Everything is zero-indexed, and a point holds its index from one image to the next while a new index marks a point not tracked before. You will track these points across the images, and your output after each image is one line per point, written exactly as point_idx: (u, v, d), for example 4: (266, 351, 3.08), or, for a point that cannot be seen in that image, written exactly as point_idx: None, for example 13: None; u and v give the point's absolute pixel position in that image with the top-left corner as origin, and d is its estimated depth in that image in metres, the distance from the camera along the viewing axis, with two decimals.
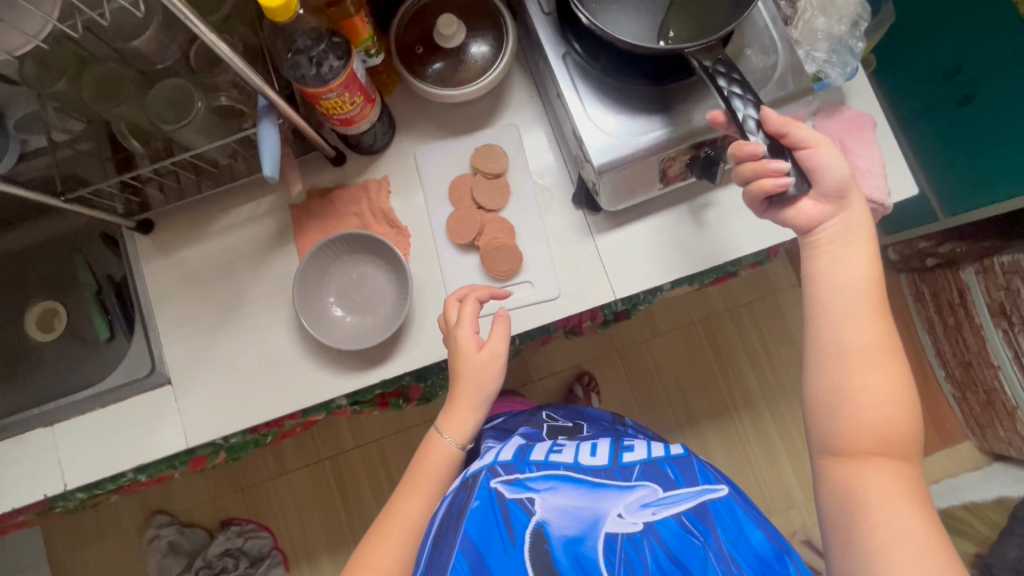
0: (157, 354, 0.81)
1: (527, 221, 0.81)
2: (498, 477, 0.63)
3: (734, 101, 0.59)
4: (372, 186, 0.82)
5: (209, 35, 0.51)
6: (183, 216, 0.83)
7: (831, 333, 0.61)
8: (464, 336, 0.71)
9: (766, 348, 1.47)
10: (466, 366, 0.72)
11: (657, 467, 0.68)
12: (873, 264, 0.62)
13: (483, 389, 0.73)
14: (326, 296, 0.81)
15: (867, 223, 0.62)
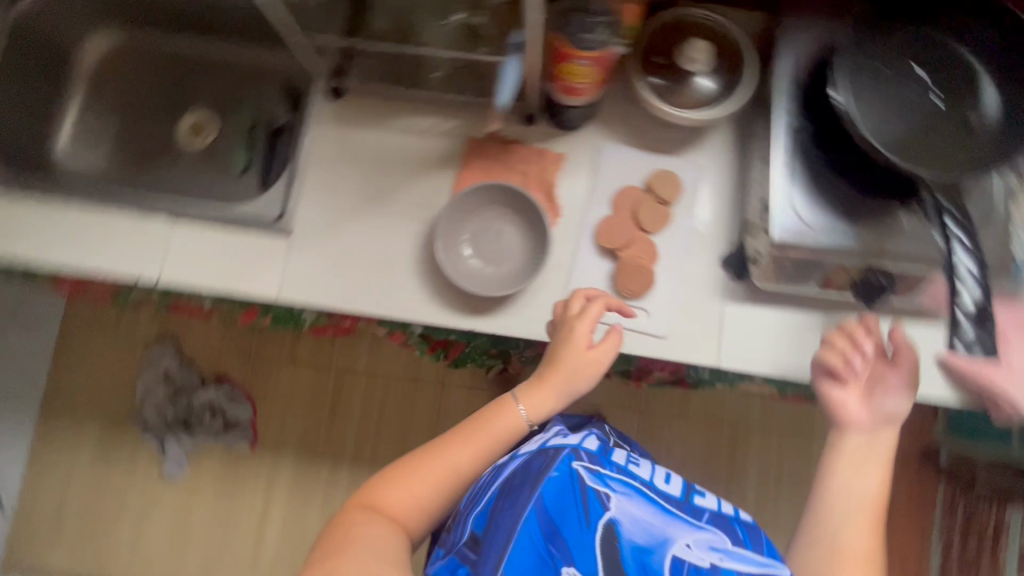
0: (289, 206, 0.84)
1: (672, 257, 0.80)
2: (581, 461, 0.63)
3: (957, 249, 0.61)
4: (549, 156, 0.83)
5: None
6: (372, 100, 0.86)
7: (836, 526, 0.68)
8: (581, 333, 0.74)
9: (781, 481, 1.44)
10: (572, 360, 0.75)
11: (727, 522, 0.62)
12: (881, 489, 0.70)
13: (577, 386, 0.76)
14: (462, 232, 0.82)
15: (887, 453, 0.72)
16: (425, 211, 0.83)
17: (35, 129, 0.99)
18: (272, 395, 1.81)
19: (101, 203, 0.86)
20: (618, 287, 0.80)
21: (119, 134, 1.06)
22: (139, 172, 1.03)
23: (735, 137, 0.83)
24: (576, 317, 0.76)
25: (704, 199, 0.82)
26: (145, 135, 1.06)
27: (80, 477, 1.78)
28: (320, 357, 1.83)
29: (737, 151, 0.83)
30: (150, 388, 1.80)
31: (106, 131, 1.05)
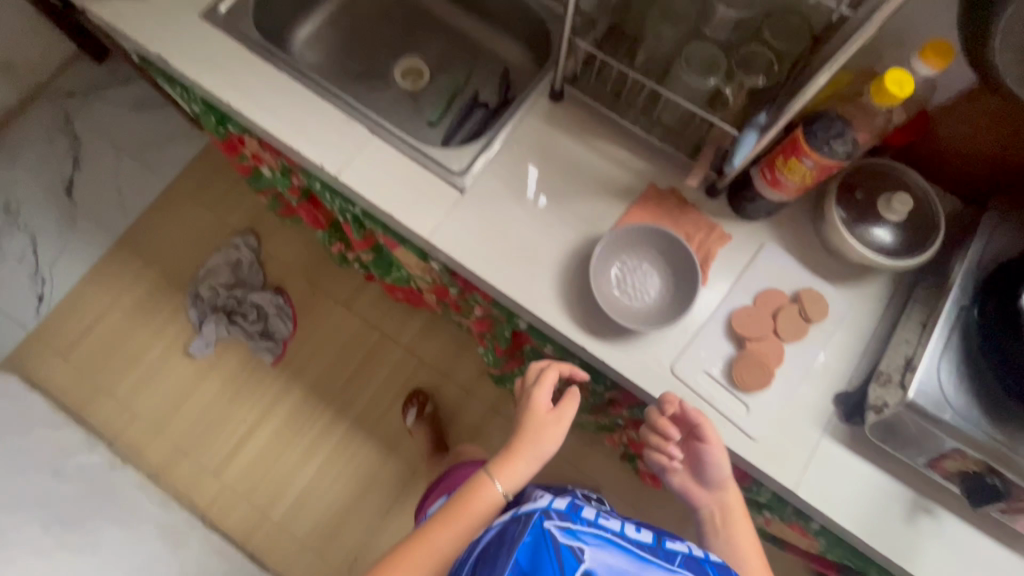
0: (475, 169, 0.90)
1: (792, 370, 0.81)
2: (551, 520, 0.62)
3: None
4: (717, 231, 0.87)
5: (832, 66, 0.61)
6: (584, 115, 0.93)
7: None
8: (540, 396, 0.84)
9: None
10: (534, 421, 0.83)
11: (699, 563, 0.63)
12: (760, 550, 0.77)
13: (544, 445, 0.83)
14: (614, 260, 0.85)
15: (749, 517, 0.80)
16: (589, 226, 0.87)
17: (287, 12, 1.10)
18: (315, 326, 1.84)
19: (322, 93, 0.94)
20: (731, 374, 0.81)
21: (343, 48, 1.14)
22: (346, 86, 1.11)
23: (890, 293, 0.86)
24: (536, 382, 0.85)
25: (842, 335, 0.84)
26: (364, 58, 1.14)
27: (114, 316, 1.83)
28: (374, 312, 1.86)
29: (887, 306, 0.85)
30: (216, 268, 1.86)
31: (334, 40, 1.15)
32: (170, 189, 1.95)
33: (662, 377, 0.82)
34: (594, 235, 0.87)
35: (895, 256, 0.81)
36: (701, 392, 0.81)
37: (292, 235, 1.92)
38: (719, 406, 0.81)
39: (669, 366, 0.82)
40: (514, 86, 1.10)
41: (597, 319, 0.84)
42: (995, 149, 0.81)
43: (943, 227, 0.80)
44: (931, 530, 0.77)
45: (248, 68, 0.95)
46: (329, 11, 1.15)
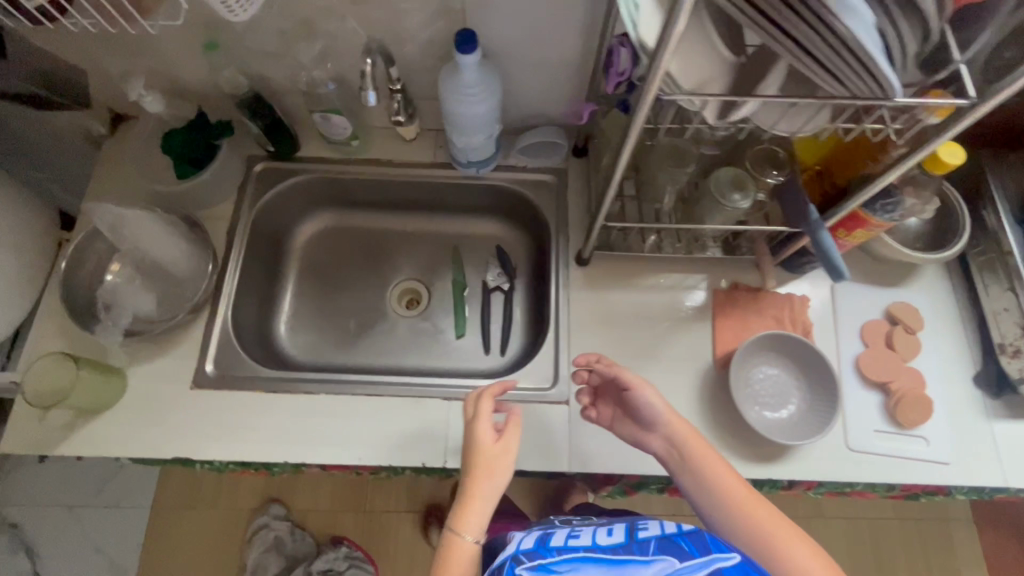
0: (563, 373, 0.87)
1: (932, 384, 0.85)
2: (521, 565, 0.53)
3: None
4: (795, 300, 0.89)
5: (892, 174, 0.64)
6: (617, 265, 0.93)
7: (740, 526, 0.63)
8: (478, 430, 0.69)
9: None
10: (475, 456, 0.68)
11: (672, 539, 0.54)
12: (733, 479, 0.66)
13: (494, 494, 0.67)
14: (745, 383, 0.85)
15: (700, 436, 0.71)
16: (696, 365, 0.87)
17: (258, 319, 0.99)
18: (393, 550, 1.67)
19: (370, 389, 0.86)
20: (895, 419, 0.84)
21: (328, 314, 1.05)
22: (356, 349, 1.03)
23: (948, 270, 0.92)
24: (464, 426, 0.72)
25: (943, 326, 0.89)
26: (354, 310, 1.06)
27: None
28: (443, 497, 1.73)
29: (955, 281, 0.91)
30: (259, 562, 1.62)
31: (314, 310, 1.05)
32: (155, 514, 1.68)
33: (846, 460, 0.82)
34: (704, 367, 0.87)
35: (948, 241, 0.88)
36: (885, 452, 0.82)
37: (312, 477, 1.74)
38: (904, 452, 0.83)
39: (844, 444, 0.83)
40: (512, 258, 1.08)
41: (760, 444, 0.83)
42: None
43: (965, 218, 0.86)
44: None
45: (280, 409, 0.84)
46: (290, 287, 1.06)
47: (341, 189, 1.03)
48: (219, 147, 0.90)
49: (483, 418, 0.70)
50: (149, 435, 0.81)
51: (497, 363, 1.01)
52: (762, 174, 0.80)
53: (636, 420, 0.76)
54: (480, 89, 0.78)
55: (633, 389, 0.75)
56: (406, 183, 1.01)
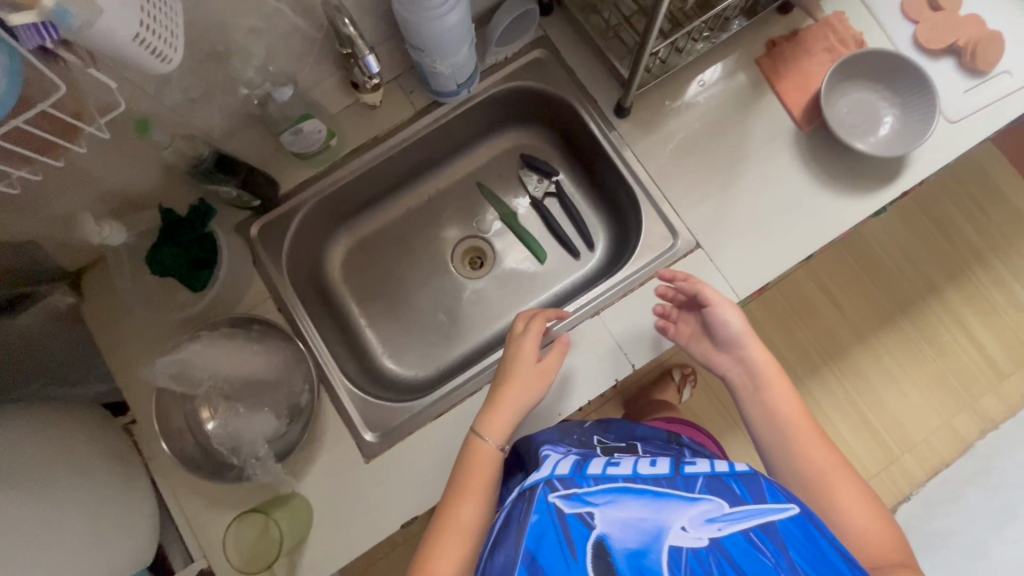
0: (677, 222, 0.82)
1: (990, 18, 0.84)
2: (556, 492, 0.58)
3: None
4: (832, 21, 0.85)
5: None
6: (656, 94, 0.85)
7: (798, 457, 0.70)
8: (524, 348, 0.74)
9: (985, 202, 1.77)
10: (516, 366, 0.74)
11: (722, 479, 0.61)
12: (798, 411, 0.73)
13: (525, 405, 0.73)
14: (840, 120, 0.83)
15: (775, 370, 0.74)
16: (783, 136, 0.83)
17: (359, 368, 0.91)
18: None
19: None
20: (975, 71, 0.83)
21: (413, 321, 0.97)
22: (463, 333, 0.97)
23: None
24: (509, 341, 0.77)
25: None
26: (434, 301, 0.98)
27: None
28: None
29: None
30: None
31: (398, 326, 0.97)
32: None
33: (956, 133, 0.82)
34: (791, 134, 0.83)
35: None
36: (982, 105, 0.82)
37: None
38: (997, 92, 0.83)
39: (945, 121, 0.82)
40: (542, 158, 0.99)
41: (880, 167, 0.81)
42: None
43: None
44: None
45: (458, 423, 0.79)
46: (361, 322, 0.97)
47: (345, 195, 0.91)
48: (213, 235, 0.76)
49: (528, 334, 0.76)
50: (364, 524, 0.76)
51: (595, 261, 0.97)
52: None
53: (711, 340, 0.78)
54: None
55: (714, 307, 0.75)
56: (405, 149, 0.89)
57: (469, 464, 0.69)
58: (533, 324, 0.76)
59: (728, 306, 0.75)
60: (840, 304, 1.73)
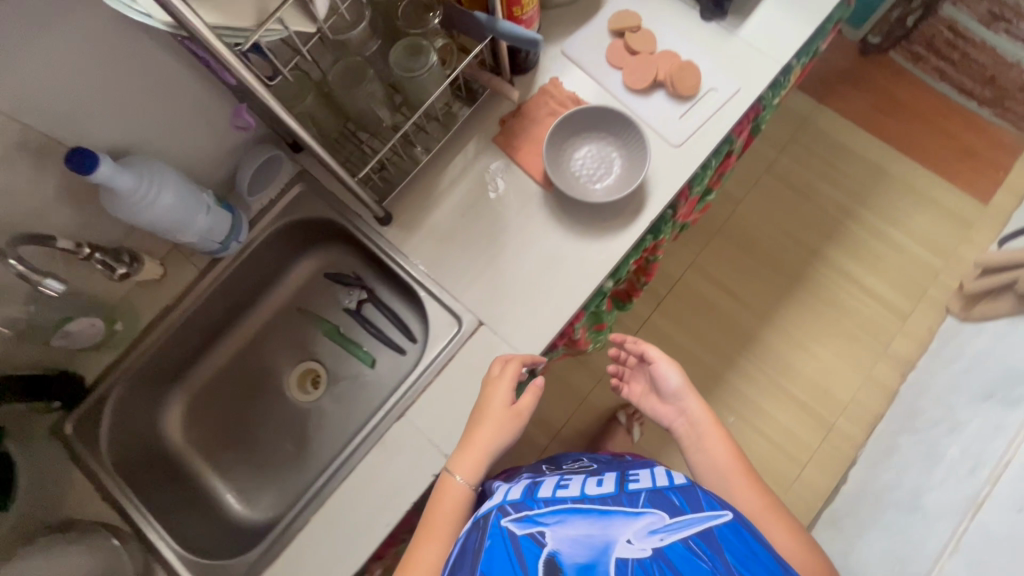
0: (457, 306, 0.87)
1: (682, 50, 0.93)
2: (508, 516, 0.61)
3: None
4: (549, 87, 0.93)
5: None
6: (411, 194, 0.91)
7: (732, 495, 0.80)
8: (497, 389, 0.76)
9: (832, 163, 1.95)
10: (485, 406, 0.77)
11: (662, 494, 0.65)
12: (730, 453, 0.83)
13: (495, 446, 0.75)
14: (574, 176, 0.91)
15: (710, 419, 0.86)
16: (533, 201, 0.90)
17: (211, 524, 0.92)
18: None
19: (343, 471, 0.83)
20: (682, 97, 0.91)
21: (264, 461, 0.99)
22: (312, 455, 0.98)
23: None
24: (484, 384, 0.79)
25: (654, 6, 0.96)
26: (280, 433, 1.00)
27: None
28: None
29: None
30: None
31: (250, 469, 0.98)
32: None
33: (683, 155, 0.90)
34: (540, 197, 0.90)
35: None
36: (697, 125, 0.90)
37: None
38: (706, 110, 0.91)
39: (670, 148, 0.90)
40: (348, 270, 1.04)
41: (623, 206, 0.88)
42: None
43: None
44: None
45: (295, 561, 0.80)
46: (212, 475, 0.98)
47: (156, 364, 0.94)
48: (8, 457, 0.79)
49: (500, 377, 0.78)
50: None
51: (418, 350, 1.00)
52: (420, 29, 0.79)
53: (658, 395, 0.92)
54: (148, 185, 0.72)
55: (654, 364, 0.91)
56: (204, 306, 0.94)
57: (434, 507, 0.72)
58: (510, 365, 0.78)
59: (665, 362, 0.90)
60: (734, 290, 1.86)
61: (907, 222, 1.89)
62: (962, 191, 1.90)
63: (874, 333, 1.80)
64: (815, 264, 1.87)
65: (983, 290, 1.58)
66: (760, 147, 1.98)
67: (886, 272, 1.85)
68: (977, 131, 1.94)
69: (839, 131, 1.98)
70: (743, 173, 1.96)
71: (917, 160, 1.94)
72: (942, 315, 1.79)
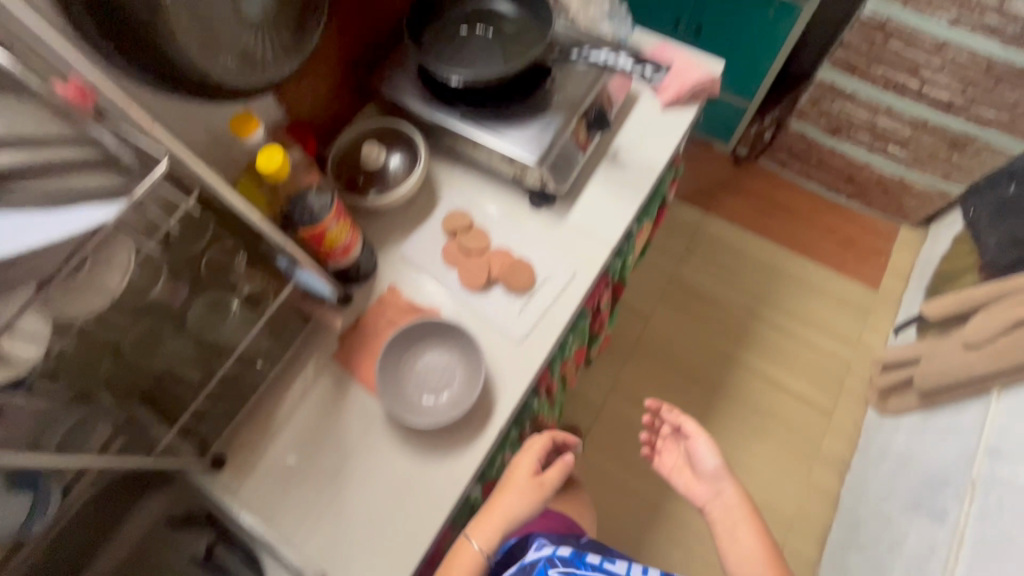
0: (297, 561, 0.77)
1: (515, 242, 0.95)
2: (556, 568, 0.78)
3: None
4: (387, 296, 0.92)
5: (254, 218, 0.65)
6: (245, 430, 0.84)
7: None
8: (523, 462, 0.85)
9: (729, 267, 2.02)
10: (511, 474, 0.86)
11: None
12: (762, 547, 0.83)
13: (512, 514, 0.82)
14: (412, 393, 0.86)
15: (744, 510, 0.88)
16: (376, 421, 0.84)
17: None
18: None
19: None
20: (520, 291, 0.91)
21: None
22: None
23: (447, 162, 1.03)
24: (516, 454, 0.88)
25: (485, 201, 0.99)
26: None
27: None
28: None
29: (457, 166, 1.02)
30: None
31: None
32: None
33: (527, 350, 0.88)
34: (384, 416, 0.84)
35: (499, 75, 0.88)
36: (538, 316, 0.90)
37: None
38: (545, 301, 0.91)
39: (514, 344, 0.88)
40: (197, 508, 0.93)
41: (471, 415, 0.83)
42: (337, 59, 0.95)
43: (416, 134, 0.97)
44: (631, 150, 1.02)
45: None
46: None
47: None
48: None
49: (528, 450, 0.87)
50: None
51: None
52: (225, 278, 0.78)
53: (696, 472, 0.95)
54: None
55: (691, 439, 0.96)
56: None
57: (451, 560, 0.81)
58: (538, 441, 0.88)
59: (704, 440, 0.94)
60: None
61: (809, 317, 1.94)
62: (853, 280, 1.98)
63: (803, 435, 1.78)
64: (733, 372, 1.87)
65: (889, 385, 1.58)
66: (659, 261, 2.05)
67: (800, 369, 1.86)
68: (852, 221, 2.08)
69: (728, 237, 2.07)
70: (647, 288, 2.00)
71: (805, 255, 2.04)
72: (863, 407, 1.79)
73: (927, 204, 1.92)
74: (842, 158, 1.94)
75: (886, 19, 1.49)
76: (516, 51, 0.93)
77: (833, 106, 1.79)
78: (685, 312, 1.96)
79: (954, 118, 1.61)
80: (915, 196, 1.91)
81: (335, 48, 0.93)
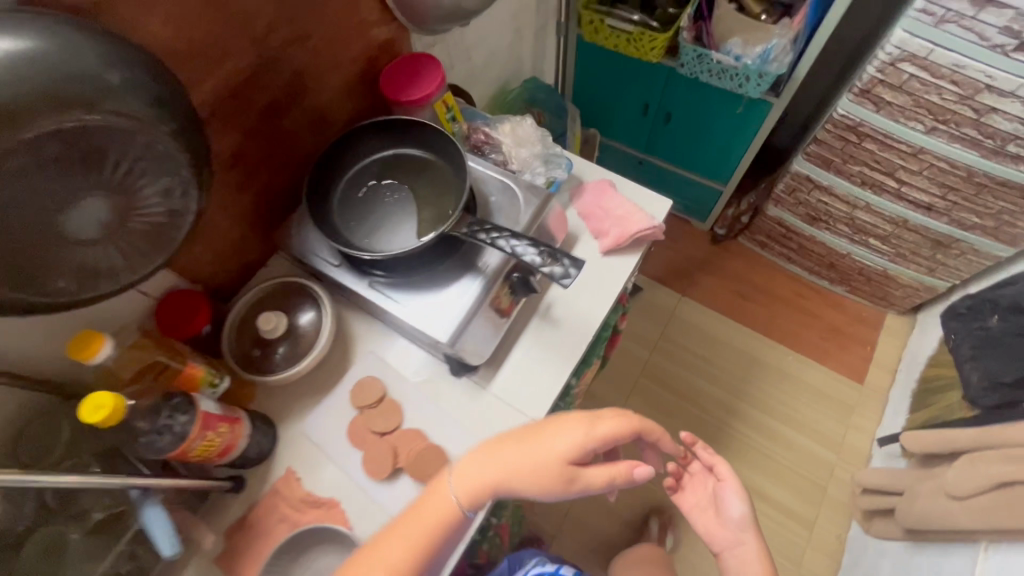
0: None
1: (430, 419, 0.85)
2: None
3: (499, 242, 0.74)
4: (281, 485, 0.82)
5: (54, 478, 0.56)
6: None
7: None
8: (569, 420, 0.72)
9: (705, 357, 1.91)
10: (553, 425, 0.72)
11: None
12: None
13: (529, 471, 0.69)
14: None
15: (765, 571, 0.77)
16: None
17: None
18: None
19: None
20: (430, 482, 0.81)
21: None
22: None
23: (364, 315, 0.94)
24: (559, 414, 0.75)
25: (401, 365, 0.90)
26: None
27: None
28: None
29: (375, 322, 0.94)
30: None
31: None
32: None
33: None
34: None
35: (403, 251, 0.80)
36: None
37: None
38: None
39: None
40: None
41: None
42: (242, 215, 0.89)
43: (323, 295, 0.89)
44: (564, 306, 0.93)
45: None
46: None
47: None
48: None
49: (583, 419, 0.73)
50: None
51: None
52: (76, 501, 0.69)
53: (722, 517, 0.82)
54: None
55: (724, 482, 0.83)
56: None
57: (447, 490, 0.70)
58: (610, 428, 0.72)
59: (735, 487, 0.82)
60: None
61: (790, 414, 1.82)
62: (837, 373, 1.87)
63: (783, 550, 1.65)
64: None
65: (873, 508, 1.46)
66: (632, 348, 1.94)
67: (780, 474, 1.74)
68: (835, 308, 1.97)
69: (705, 323, 1.97)
70: (618, 379, 1.90)
71: (786, 344, 1.93)
72: (847, 519, 1.67)
73: (912, 296, 1.82)
74: (822, 246, 1.84)
75: (857, 120, 1.39)
76: (433, 207, 0.86)
77: (810, 195, 1.69)
78: (658, 406, 1.85)
79: (935, 221, 1.51)
80: (900, 287, 1.81)
81: (238, 206, 0.87)
